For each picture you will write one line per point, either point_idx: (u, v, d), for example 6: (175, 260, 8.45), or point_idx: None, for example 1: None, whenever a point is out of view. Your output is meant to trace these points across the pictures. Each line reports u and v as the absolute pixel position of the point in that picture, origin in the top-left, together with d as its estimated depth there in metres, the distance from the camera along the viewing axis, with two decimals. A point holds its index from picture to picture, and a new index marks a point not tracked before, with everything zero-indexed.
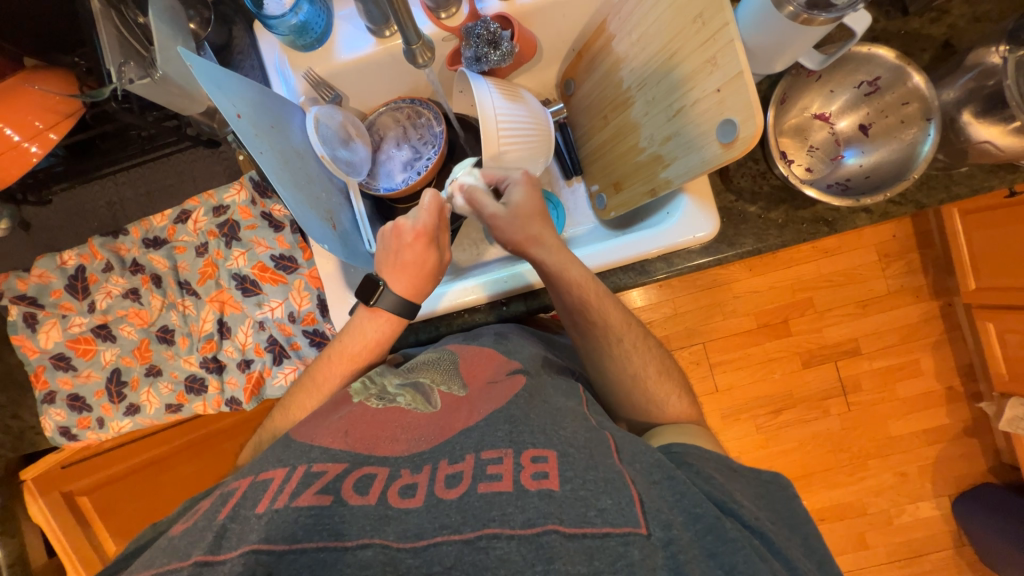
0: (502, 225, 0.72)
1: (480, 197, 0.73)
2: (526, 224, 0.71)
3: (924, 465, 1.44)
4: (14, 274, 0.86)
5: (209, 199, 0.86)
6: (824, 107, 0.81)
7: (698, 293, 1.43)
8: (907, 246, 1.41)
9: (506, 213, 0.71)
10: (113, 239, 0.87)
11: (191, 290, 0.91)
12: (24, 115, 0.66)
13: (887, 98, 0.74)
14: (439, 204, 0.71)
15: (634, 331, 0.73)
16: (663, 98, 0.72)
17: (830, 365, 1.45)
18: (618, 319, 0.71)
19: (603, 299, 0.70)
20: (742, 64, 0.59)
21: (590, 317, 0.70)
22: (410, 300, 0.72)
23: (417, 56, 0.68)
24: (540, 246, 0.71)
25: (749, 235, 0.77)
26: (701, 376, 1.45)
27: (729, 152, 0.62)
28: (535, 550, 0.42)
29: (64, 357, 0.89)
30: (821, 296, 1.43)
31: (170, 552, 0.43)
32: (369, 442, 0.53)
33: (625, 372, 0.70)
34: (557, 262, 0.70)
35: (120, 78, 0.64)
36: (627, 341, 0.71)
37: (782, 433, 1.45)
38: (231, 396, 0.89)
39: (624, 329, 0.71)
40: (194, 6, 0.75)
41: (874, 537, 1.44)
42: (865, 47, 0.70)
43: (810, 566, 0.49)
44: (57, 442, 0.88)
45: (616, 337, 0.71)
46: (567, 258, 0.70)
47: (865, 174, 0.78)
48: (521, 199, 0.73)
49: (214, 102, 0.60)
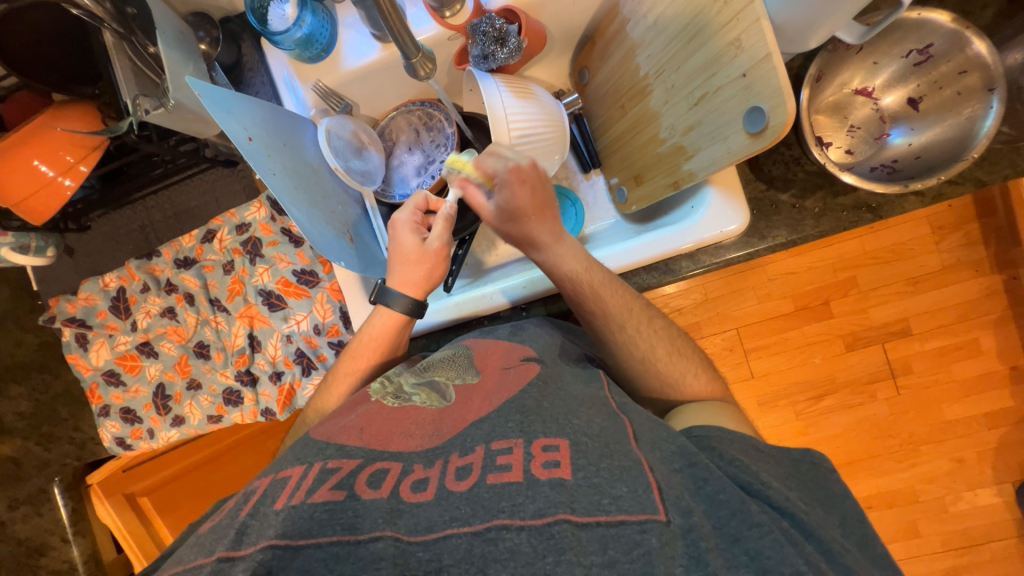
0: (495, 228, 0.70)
1: (475, 193, 0.68)
2: (519, 227, 0.68)
3: (984, 450, 1.35)
4: (64, 299, 0.94)
5: (232, 218, 0.92)
6: (866, 81, 0.74)
7: (729, 276, 1.36)
8: (964, 216, 1.30)
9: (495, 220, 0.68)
10: (148, 261, 0.94)
11: (222, 307, 0.94)
12: (57, 151, 0.70)
13: (941, 68, 0.67)
14: (422, 200, 0.73)
15: (638, 317, 0.68)
16: (684, 85, 0.67)
17: (876, 348, 1.36)
18: (618, 307, 0.67)
19: (602, 288, 0.67)
20: (770, 45, 0.54)
21: (589, 308, 0.68)
22: (406, 292, 0.71)
23: (417, 70, 0.65)
24: (535, 247, 0.69)
25: (783, 227, 0.72)
26: (734, 363, 1.39)
27: (758, 142, 0.58)
28: (546, 540, 0.40)
29: (114, 373, 0.96)
30: (866, 275, 1.34)
31: (198, 549, 0.43)
32: (384, 438, 0.52)
33: (636, 357, 0.67)
34: (549, 254, 0.69)
35: (136, 110, 0.66)
36: (629, 327, 0.67)
37: (824, 420, 1.38)
38: (266, 406, 0.92)
39: (626, 315, 0.67)
40: (202, 27, 0.76)
41: (928, 524, 1.36)
42: (916, 13, 0.62)
43: (854, 551, 0.46)
44: (114, 451, 0.96)
45: (617, 325, 0.67)
46: (559, 248, 0.68)
47: (915, 154, 0.70)
48: (509, 203, 0.66)
49: (225, 128, 0.61)
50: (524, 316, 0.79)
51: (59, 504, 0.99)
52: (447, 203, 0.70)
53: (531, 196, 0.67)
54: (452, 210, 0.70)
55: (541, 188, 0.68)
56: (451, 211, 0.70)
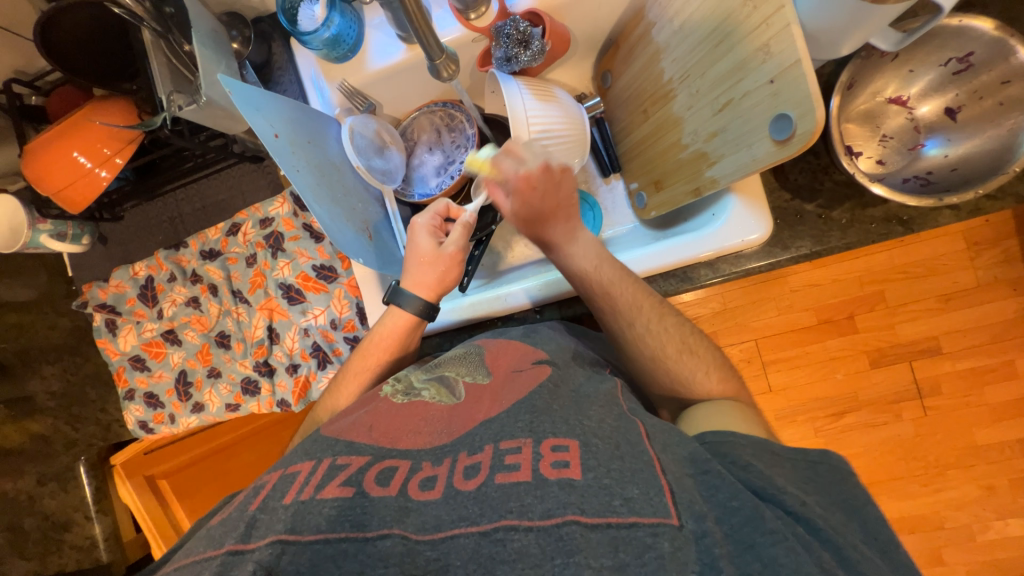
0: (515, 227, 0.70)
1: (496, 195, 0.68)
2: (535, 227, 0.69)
3: (1017, 478, 1.28)
4: (96, 285, 0.99)
5: (256, 212, 0.94)
6: (901, 90, 0.71)
7: (749, 286, 1.33)
8: (1003, 232, 1.24)
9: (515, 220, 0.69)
10: (175, 252, 0.98)
11: (243, 299, 0.97)
12: (95, 143, 0.73)
13: (982, 77, 0.64)
14: (444, 208, 0.75)
15: (651, 312, 0.67)
16: (709, 90, 0.66)
17: (902, 366, 1.31)
18: (628, 301, 0.66)
19: (612, 283, 0.67)
20: (800, 51, 0.52)
21: (599, 307, 0.68)
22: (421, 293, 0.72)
23: (441, 71, 0.65)
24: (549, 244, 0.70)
25: (807, 237, 0.70)
26: (752, 375, 1.36)
27: (784, 149, 0.56)
28: (555, 543, 0.40)
29: (139, 358, 0.99)
30: (894, 290, 1.29)
31: (208, 541, 0.45)
32: (394, 435, 0.53)
33: (647, 354, 0.66)
34: (562, 256, 0.70)
35: (170, 105, 0.69)
36: (639, 324, 0.66)
37: (845, 438, 1.34)
38: (282, 397, 0.94)
39: (635, 313, 0.66)
40: (236, 27, 0.79)
41: (953, 553, 1.31)
42: (956, 20, 0.60)
43: (875, 558, 0.44)
44: (137, 434, 1.00)
45: (628, 321, 0.67)
46: (572, 248, 0.69)
47: (951, 166, 0.68)
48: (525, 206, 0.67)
49: (253, 125, 0.63)
50: (537, 319, 0.79)
51: (83, 482, 1.03)
52: (466, 211, 0.72)
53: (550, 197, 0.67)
54: (471, 217, 0.72)
55: (563, 185, 0.68)
56: (470, 219, 0.72)
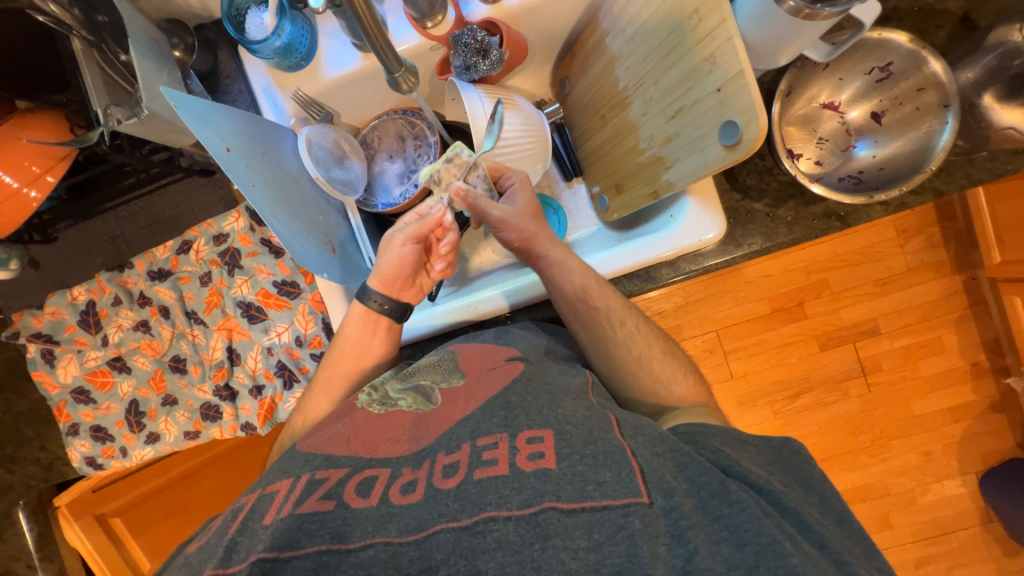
0: (513, 223, 0.70)
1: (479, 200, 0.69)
2: (535, 220, 0.71)
3: (948, 443, 1.41)
4: (27, 312, 0.90)
5: (209, 228, 0.90)
6: (834, 95, 0.77)
7: (708, 280, 1.39)
8: (927, 221, 1.37)
9: (516, 212, 0.70)
10: (119, 273, 0.92)
11: (198, 319, 0.92)
12: (20, 161, 0.68)
13: (901, 85, 0.70)
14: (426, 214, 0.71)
15: (634, 315, 0.70)
16: (662, 98, 0.69)
17: (847, 348, 1.41)
18: (618, 302, 0.69)
19: (602, 285, 0.69)
20: (742, 62, 0.56)
21: (593, 305, 0.68)
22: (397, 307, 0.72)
23: (401, 83, 0.65)
24: (548, 241, 0.71)
25: (757, 234, 0.75)
26: (714, 365, 1.42)
27: (732, 154, 0.60)
28: (533, 529, 0.41)
29: (83, 390, 0.92)
30: (837, 277, 1.39)
31: (186, 568, 0.42)
32: (371, 445, 0.51)
33: (632, 355, 0.68)
34: (551, 263, 0.70)
35: (107, 120, 0.64)
36: (629, 323, 0.69)
37: (801, 417, 1.42)
38: (246, 421, 0.91)
39: (625, 312, 0.69)
40: (177, 33, 0.74)
41: (899, 516, 1.42)
42: (876, 33, 0.65)
43: (837, 535, 0.47)
44: (84, 471, 0.92)
45: (618, 320, 0.68)
46: (560, 258, 0.70)
47: (879, 165, 0.74)
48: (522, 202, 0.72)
49: (202, 139, 0.60)
50: (509, 324, 0.80)
51: (24, 528, 0.95)
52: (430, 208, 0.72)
53: (533, 222, 0.71)
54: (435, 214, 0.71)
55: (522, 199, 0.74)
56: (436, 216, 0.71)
